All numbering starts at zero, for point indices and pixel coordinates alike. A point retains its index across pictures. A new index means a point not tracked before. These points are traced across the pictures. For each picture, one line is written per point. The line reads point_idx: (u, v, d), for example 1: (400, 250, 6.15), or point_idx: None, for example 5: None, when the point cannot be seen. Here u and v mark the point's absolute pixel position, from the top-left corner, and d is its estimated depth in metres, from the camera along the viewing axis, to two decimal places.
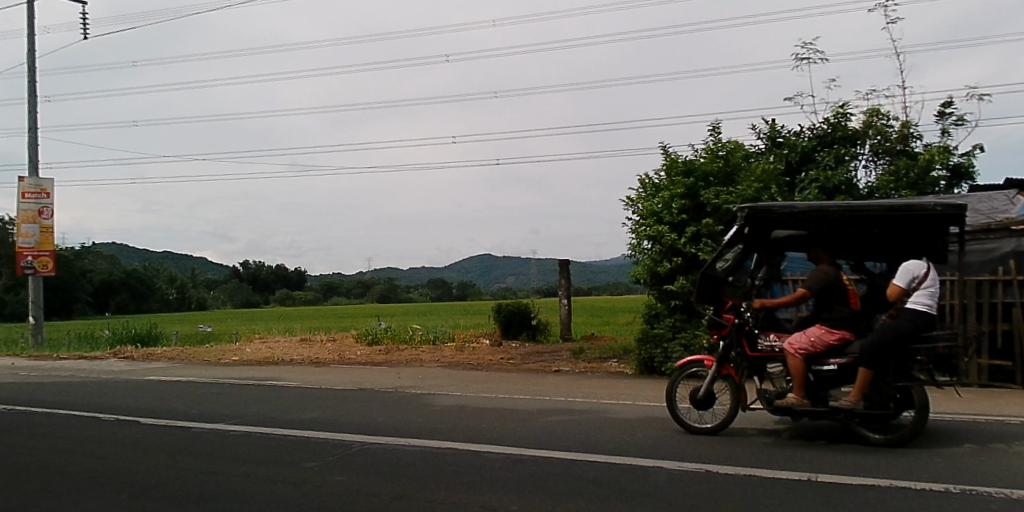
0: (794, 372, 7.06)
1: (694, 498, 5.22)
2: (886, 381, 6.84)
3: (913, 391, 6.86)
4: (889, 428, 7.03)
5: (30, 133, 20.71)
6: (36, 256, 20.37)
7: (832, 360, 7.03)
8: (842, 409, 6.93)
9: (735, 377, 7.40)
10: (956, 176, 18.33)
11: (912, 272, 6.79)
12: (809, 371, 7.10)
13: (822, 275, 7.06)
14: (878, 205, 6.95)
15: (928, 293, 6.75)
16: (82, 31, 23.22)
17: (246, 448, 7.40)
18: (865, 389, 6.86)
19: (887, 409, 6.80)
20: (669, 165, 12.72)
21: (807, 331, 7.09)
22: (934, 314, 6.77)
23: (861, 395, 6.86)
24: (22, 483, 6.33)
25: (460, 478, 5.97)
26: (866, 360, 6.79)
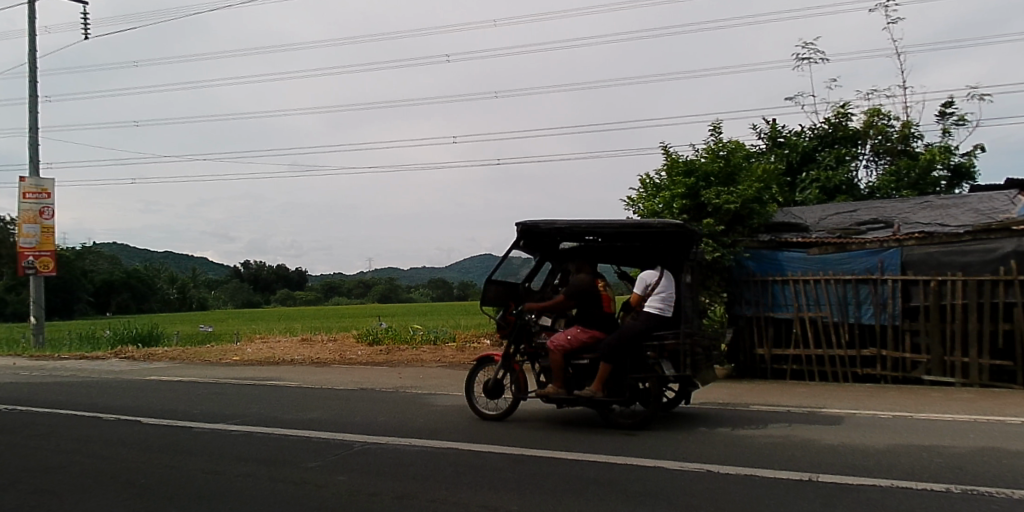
0: (552, 365, 7.93)
1: (695, 499, 5.22)
2: (623, 373, 7.76)
3: (649, 383, 7.78)
4: (632, 416, 7.94)
5: (30, 133, 20.72)
6: (37, 256, 20.41)
7: (585, 355, 7.90)
8: (586, 398, 7.77)
9: (516, 370, 8.29)
10: (957, 176, 18.31)
11: (646, 281, 7.87)
12: (566, 365, 7.96)
13: (578, 281, 7.88)
14: (618, 222, 8.06)
15: (661, 297, 7.79)
16: (83, 32, 23.25)
17: (247, 448, 7.40)
18: (605, 380, 7.74)
19: (622, 398, 7.70)
20: (669, 166, 12.72)
21: (567, 330, 7.98)
22: (664, 316, 7.80)
23: (601, 386, 7.72)
24: (24, 482, 6.34)
25: (462, 478, 5.97)
26: (607, 355, 7.69)
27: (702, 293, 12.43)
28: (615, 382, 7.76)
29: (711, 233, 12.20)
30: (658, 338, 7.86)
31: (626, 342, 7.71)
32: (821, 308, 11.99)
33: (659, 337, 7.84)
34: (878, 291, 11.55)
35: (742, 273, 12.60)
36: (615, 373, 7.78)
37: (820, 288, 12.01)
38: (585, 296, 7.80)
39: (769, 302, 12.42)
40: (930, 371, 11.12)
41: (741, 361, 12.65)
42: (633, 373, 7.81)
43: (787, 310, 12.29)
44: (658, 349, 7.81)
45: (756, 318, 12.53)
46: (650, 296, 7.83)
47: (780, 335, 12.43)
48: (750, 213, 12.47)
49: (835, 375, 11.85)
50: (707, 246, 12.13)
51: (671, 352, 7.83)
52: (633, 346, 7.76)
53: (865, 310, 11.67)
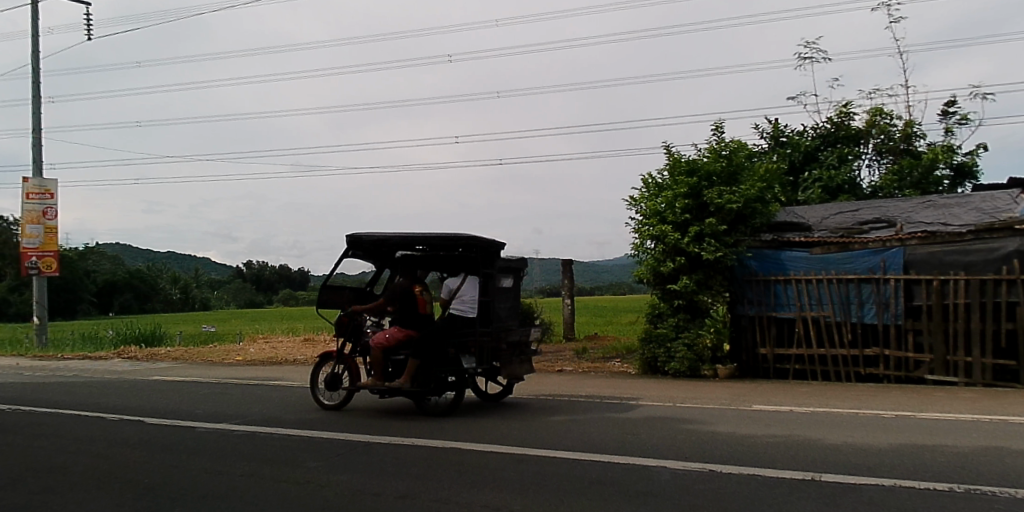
0: (372, 360, 8.84)
1: (698, 499, 5.21)
2: (431, 367, 8.72)
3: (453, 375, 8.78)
4: (441, 404, 8.93)
5: (34, 134, 20.77)
6: (41, 256, 20.48)
7: (400, 352, 8.83)
8: (397, 390, 8.72)
9: (348, 363, 9.21)
10: (960, 176, 18.26)
11: (450, 287, 8.92)
12: (385, 361, 8.86)
13: (396, 287, 8.76)
14: (427, 234, 8.90)
15: (462, 301, 8.89)
16: (88, 33, 23.34)
17: (249, 447, 7.41)
18: (414, 373, 8.68)
19: (427, 389, 8.67)
20: (672, 165, 12.62)
21: (386, 329, 8.86)
22: (469, 317, 8.89)
23: (409, 379, 8.66)
24: (28, 482, 6.36)
25: (464, 478, 5.97)
26: (414, 352, 8.65)
27: (705, 292, 12.35)
28: (422, 374, 8.70)
29: (714, 233, 12.20)
30: (465, 335, 8.82)
31: (434, 339, 8.72)
32: (824, 308, 11.99)
33: (462, 334, 8.80)
34: (881, 291, 11.55)
35: (744, 272, 12.69)
36: (422, 367, 8.74)
37: (822, 287, 12.02)
38: (402, 300, 8.68)
39: (771, 301, 12.45)
40: (932, 371, 11.09)
41: (745, 361, 12.71)
42: (439, 367, 8.75)
43: (790, 310, 12.29)
44: (460, 345, 8.77)
45: (759, 317, 12.57)
46: (454, 300, 8.89)
47: (782, 335, 12.46)
48: (752, 213, 12.54)
49: (838, 375, 11.85)
50: (710, 245, 12.12)
51: (473, 347, 8.77)
52: (438, 341, 8.73)
53: (867, 310, 11.66)
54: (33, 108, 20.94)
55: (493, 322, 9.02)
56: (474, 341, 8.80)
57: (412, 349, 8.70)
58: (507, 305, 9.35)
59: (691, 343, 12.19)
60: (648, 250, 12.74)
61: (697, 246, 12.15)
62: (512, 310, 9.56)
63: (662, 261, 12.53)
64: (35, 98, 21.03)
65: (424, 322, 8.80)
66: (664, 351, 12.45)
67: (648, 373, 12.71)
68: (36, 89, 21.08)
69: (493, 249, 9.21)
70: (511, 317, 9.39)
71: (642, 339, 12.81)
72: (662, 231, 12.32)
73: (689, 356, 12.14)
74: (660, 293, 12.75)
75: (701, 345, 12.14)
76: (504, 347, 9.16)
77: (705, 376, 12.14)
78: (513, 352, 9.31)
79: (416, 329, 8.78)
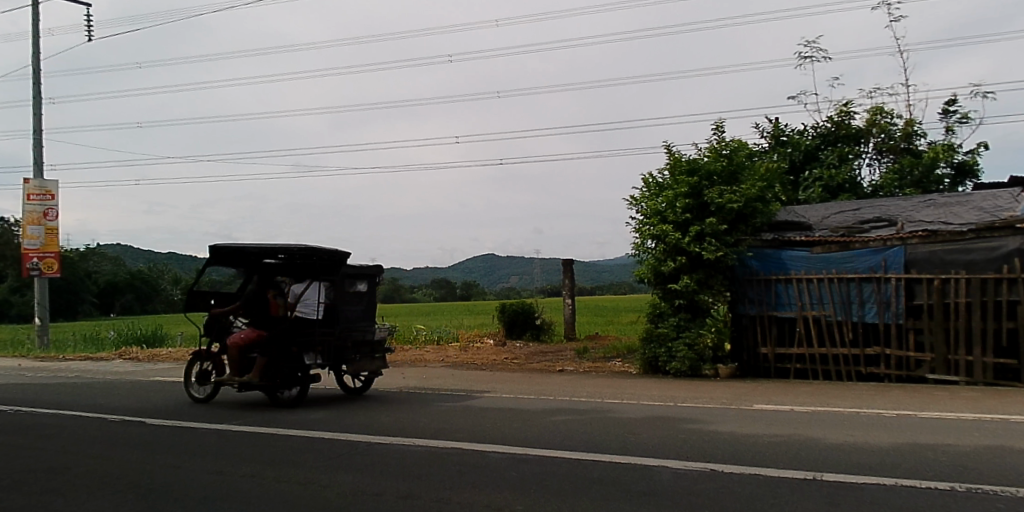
0: (228, 358, 9.86)
1: (701, 499, 5.21)
2: (278, 364, 9.77)
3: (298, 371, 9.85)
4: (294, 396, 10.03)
5: (35, 135, 20.78)
6: (42, 258, 20.52)
7: (252, 351, 9.87)
8: (250, 384, 9.76)
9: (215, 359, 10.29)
10: (961, 174, 18.24)
11: (294, 292, 9.99)
12: (241, 359, 9.89)
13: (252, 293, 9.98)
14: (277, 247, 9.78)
15: (307, 304, 9.89)
16: (88, 33, 23.38)
17: (250, 448, 7.42)
18: (261, 370, 9.70)
19: (273, 383, 9.71)
20: (673, 165, 12.62)
21: (241, 331, 9.90)
22: (312, 319, 9.87)
23: (258, 375, 9.70)
24: (29, 483, 6.38)
25: (465, 478, 5.97)
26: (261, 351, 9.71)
27: (705, 292, 12.34)
28: (271, 370, 9.72)
29: (714, 232, 12.20)
30: (312, 335, 9.90)
31: (281, 339, 9.80)
32: (824, 307, 11.99)
33: (306, 334, 9.86)
34: (882, 290, 11.55)
35: (745, 272, 12.69)
36: (271, 365, 9.76)
37: (823, 286, 12.02)
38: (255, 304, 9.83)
39: (772, 301, 12.45)
40: (933, 370, 11.09)
41: (746, 360, 12.71)
42: (287, 364, 9.80)
43: (791, 309, 12.29)
44: (304, 344, 9.83)
45: (759, 317, 12.57)
46: (299, 304, 9.92)
47: (783, 335, 12.45)
48: (753, 212, 12.54)
49: (839, 374, 11.84)
50: (711, 245, 12.12)
51: (316, 346, 9.86)
52: (285, 340, 9.82)
53: (869, 309, 11.66)
54: (34, 110, 20.95)
55: (338, 323, 10.05)
56: (319, 340, 9.89)
57: (261, 348, 9.76)
58: (358, 307, 10.40)
59: (692, 343, 12.19)
60: (649, 250, 12.74)
61: (698, 245, 12.16)
62: (364, 312, 10.57)
63: (663, 261, 12.53)
64: (36, 99, 21.04)
65: (275, 323, 9.87)
66: (665, 350, 12.45)
67: (650, 372, 12.71)
68: (37, 91, 21.09)
69: (338, 259, 10.12)
70: (362, 319, 10.44)
71: (644, 339, 12.81)
72: (662, 231, 12.32)
73: (690, 355, 12.14)
74: (661, 293, 12.74)
75: (702, 345, 12.14)
76: (349, 345, 10.18)
77: (706, 376, 12.12)
78: (362, 350, 10.39)
79: (267, 330, 9.83)
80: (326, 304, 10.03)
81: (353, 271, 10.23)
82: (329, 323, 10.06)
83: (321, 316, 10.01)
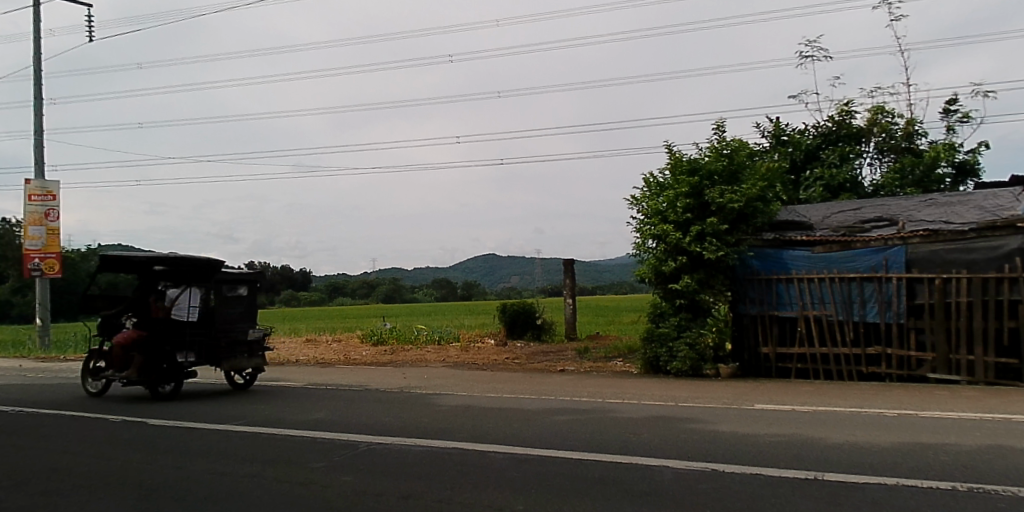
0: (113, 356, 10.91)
1: (702, 498, 5.21)
2: (153, 362, 10.88)
3: (173, 367, 10.97)
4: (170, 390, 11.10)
5: (35, 135, 20.80)
6: (43, 258, 20.55)
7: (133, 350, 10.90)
8: (129, 380, 10.83)
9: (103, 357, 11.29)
10: (962, 173, 18.22)
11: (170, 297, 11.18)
12: (123, 357, 10.94)
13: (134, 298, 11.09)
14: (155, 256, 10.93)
15: (182, 307, 11.19)
16: (88, 33, 23.41)
17: (251, 448, 7.43)
18: (139, 366, 10.80)
19: (148, 378, 10.83)
20: (673, 165, 12.61)
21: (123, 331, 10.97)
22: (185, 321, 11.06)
23: (136, 371, 10.79)
24: (32, 483, 6.39)
25: (467, 478, 5.97)
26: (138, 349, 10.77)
27: (707, 292, 12.34)
28: (148, 367, 10.85)
29: (715, 232, 12.20)
30: (187, 336, 11.07)
31: (157, 338, 10.89)
32: (825, 307, 11.99)
33: (180, 335, 11.00)
34: (883, 290, 11.53)
35: (746, 272, 12.69)
36: (147, 362, 10.85)
37: (824, 286, 12.01)
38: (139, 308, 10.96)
39: (773, 300, 12.45)
40: (935, 369, 11.09)
41: (747, 360, 12.70)
42: (161, 361, 10.91)
43: (792, 309, 12.28)
44: (177, 344, 10.95)
45: (761, 316, 12.57)
46: (173, 308, 11.19)
47: (784, 334, 12.45)
48: (754, 212, 12.54)
49: (840, 374, 11.84)
50: (711, 244, 12.12)
51: (189, 345, 11.03)
52: (160, 340, 10.90)
53: (870, 308, 11.65)
54: (35, 110, 20.97)
55: (211, 325, 11.27)
56: (191, 339, 11.07)
57: (138, 347, 10.81)
58: (233, 310, 11.65)
59: (693, 342, 12.20)
60: (650, 250, 12.74)
61: (699, 245, 12.16)
62: (240, 315, 11.77)
63: (664, 261, 12.53)
64: (37, 100, 21.05)
65: (153, 325, 10.96)
66: (666, 350, 12.45)
67: (651, 372, 12.70)
68: (38, 91, 21.10)
69: (214, 267, 11.35)
70: (239, 320, 11.68)
71: (644, 339, 12.81)
72: (663, 230, 12.32)
73: (691, 355, 12.14)
74: (662, 293, 12.75)
75: (703, 345, 12.15)
76: (223, 344, 11.33)
77: (707, 375, 12.12)
78: (238, 348, 11.52)
79: (146, 331, 10.90)
80: (199, 307, 11.31)
81: (229, 278, 11.53)
82: (202, 325, 11.24)
83: (196, 319, 11.21)
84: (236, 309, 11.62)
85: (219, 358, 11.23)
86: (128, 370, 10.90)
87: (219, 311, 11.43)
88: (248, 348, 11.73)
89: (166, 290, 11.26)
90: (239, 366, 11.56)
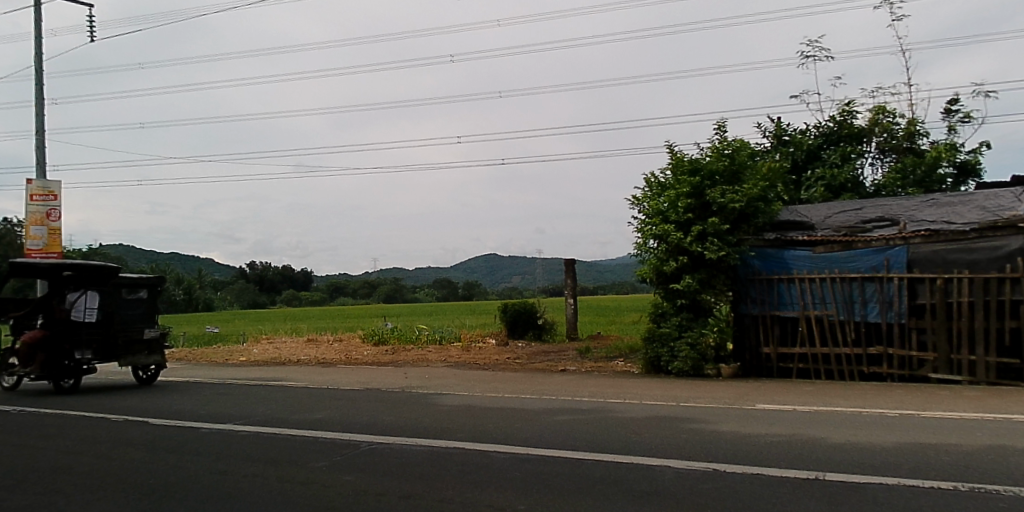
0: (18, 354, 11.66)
1: (704, 498, 5.20)
2: (56, 359, 11.67)
3: (75, 364, 11.78)
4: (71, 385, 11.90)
5: (37, 135, 20.82)
6: (45, 258, 20.58)
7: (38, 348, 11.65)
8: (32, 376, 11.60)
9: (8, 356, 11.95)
10: (964, 173, 18.20)
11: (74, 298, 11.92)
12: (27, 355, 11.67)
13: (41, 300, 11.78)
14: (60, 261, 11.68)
15: (83, 309, 11.89)
16: (90, 33, 23.47)
17: (252, 448, 7.43)
18: (42, 363, 11.59)
19: (50, 375, 11.61)
20: (674, 165, 12.61)
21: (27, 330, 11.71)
22: (83, 322, 11.85)
23: (39, 368, 11.56)
24: (33, 482, 6.39)
25: (468, 478, 5.97)
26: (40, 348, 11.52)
27: (708, 291, 12.33)
28: (49, 364, 11.65)
29: (716, 232, 12.20)
30: (88, 335, 11.88)
31: (59, 338, 11.65)
32: (826, 307, 11.98)
33: (78, 334, 11.77)
34: (884, 289, 11.52)
35: (747, 272, 12.68)
36: (49, 360, 11.64)
37: (825, 286, 12.01)
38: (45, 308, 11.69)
39: (774, 300, 12.45)
40: (936, 369, 11.09)
41: (748, 360, 12.69)
42: (62, 359, 11.70)
43: (793, 309, 12.28)
44: (76, 342, 11.74)
45: (762, 316, 12.57)
46: (73, 309, 11.84)
47: (786, 334, 12.45)
48: (755, 212, 12.55)
49: (841, 374, 11.83)
50: (713, 244, 12.11)
51: (88, 343, 11.83)
52: (60, 339, 11.64)
53: (871, 308, 11.64)
54: (37, 110, 20.99)
55: (111, 325, 12.12)
56: (89, 338, 11.86)
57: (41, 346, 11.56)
58: (131, 312, 12.60)
59: (694, 342, 12.18)
60: (651, 250, 12.74)
61: (700, 245, 12.16)
62: (138, 315, 12.73)
63: (665, 261, 12.52)
64: (38, 100, 21.07)
65: (54, 325, 11.70)
66: (667, 350, 12.44)
67: (652, 372, 12.69)
68: (40, 91, 21.12)
69: (111, 272, 12.13)
70: (137, 320, 12.61)
71: (646, 339, 12.80)
72: (664, 230, 12.31)
73: (692, 355, 12.13)
74: (663, 293, 12.75)
75: (704, 345, 12.14)
76: (121, 342, 12.22)
77: (708, 375, 12.11)
78: (137, 346, 12.47)
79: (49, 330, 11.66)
80: (99, 309, 12.05)
81: (126, 281, 12.41)
82: (103, 325, 12.08)
83: (95, 319, 12.00)
84: (135, 310, 12.56)
85: (116, 355, 12.12)
86: (30, 367, 11.65)
87: (118, 313, 12.30)
88: (147, 346, 12.72)
89: (67, 292, 11.82)
90: (138, 362, 12.56)
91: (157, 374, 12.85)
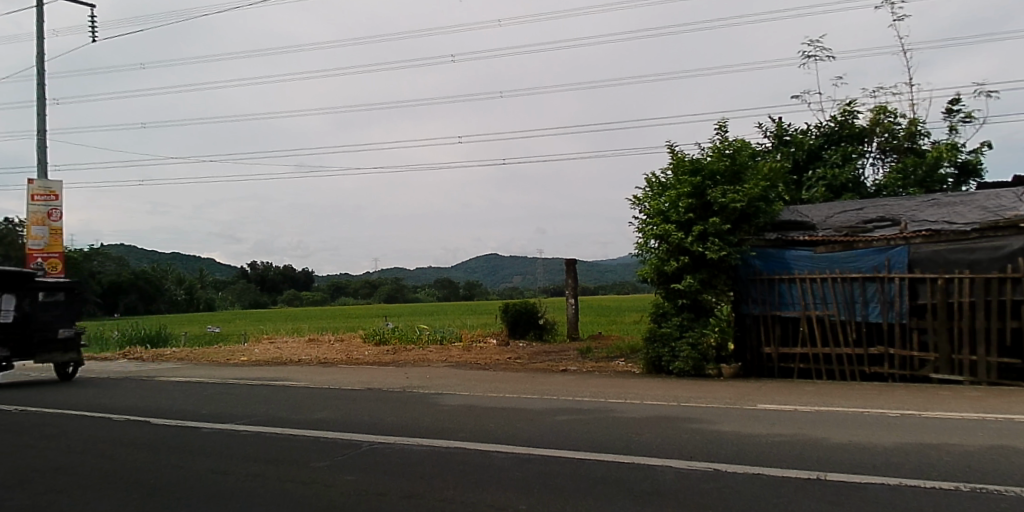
0: None
1: (705, 499, 5.20)
2: None
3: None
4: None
5: (39, 135, 20.84)
6: (46, 258, 20.61)
7: None
8: None
9: None
10: (965, 173, 18.19)
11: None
12: None
13: None
14: None
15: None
16: (92, 34, 23.52)
17: (254, 448, 7.44)
18: None
19: None
20: (675, 164, 12.61)
21: None
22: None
23: None
24: (34, 482, 6.40)
25: (470, 478, 5.97)
26: None
27: (709, 291, 12.34)
28: None
29: (718, 232, 12.20)
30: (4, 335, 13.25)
31: None
32: (828, 307, 11.97)
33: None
34: (885, 290, 11.52)
35: (748, 272, 12.69)
36: None
37: (826, 286, 12.01)
38: None
39: (775, 301, 12.45)
40: (937, 369, 11.09)
41: (749, 360, 12.70)
42: None
43: (794, 309, 12.28)
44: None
45: (763, 316, 12.57)
46: None
47: (787, 334, 12.46)
48: (756, 212, 12.55)
49: (842, 374, 11.83)
50: (714, 244, 12.11)
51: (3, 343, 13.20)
52: None
53: (872, 308, 11.64)
54: (39, 110, 21.01)
55: (25, 325, 13.49)
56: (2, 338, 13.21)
57: None
58: (49, 313, 13.95)
59: (695, 342, 12.19)
60: (652, 250, 12.74)
61: (700, 245, 12.16)
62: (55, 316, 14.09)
63: (666, 260, 12.51)
64: (40, 100, 21.11)
65: None
66: (668, 350, 12.44)
67: (653, 372, 12.69)
68: (41, 91, 21.13)
69: (27, 278, 13.50)
70: (53, 321, 13.96)
71: (646, 339, 12.79)
72: (665, 230, 12.32)
73: (693, 355, 12.14)
74: (664, 293, 12.75)
75: (705, 344, 12.15)
76: (35, 342, 13.61)
77: (709, 375, 12.11)
78: (52, 345, 13.82)
79: None
80: (15, 312, 13.39)
81: (42, 285, 13.74)
82: (18, 325, 13.45)
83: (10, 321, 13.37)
84: (52, 312, 13.93)
85: (30, 353, 13.51)
86: None
87: (35, 314, 13.70)
88: (62, 346, 14.03)
89: None
90: (54, 360, 13.93)
91: (75, 370, 14.14)
